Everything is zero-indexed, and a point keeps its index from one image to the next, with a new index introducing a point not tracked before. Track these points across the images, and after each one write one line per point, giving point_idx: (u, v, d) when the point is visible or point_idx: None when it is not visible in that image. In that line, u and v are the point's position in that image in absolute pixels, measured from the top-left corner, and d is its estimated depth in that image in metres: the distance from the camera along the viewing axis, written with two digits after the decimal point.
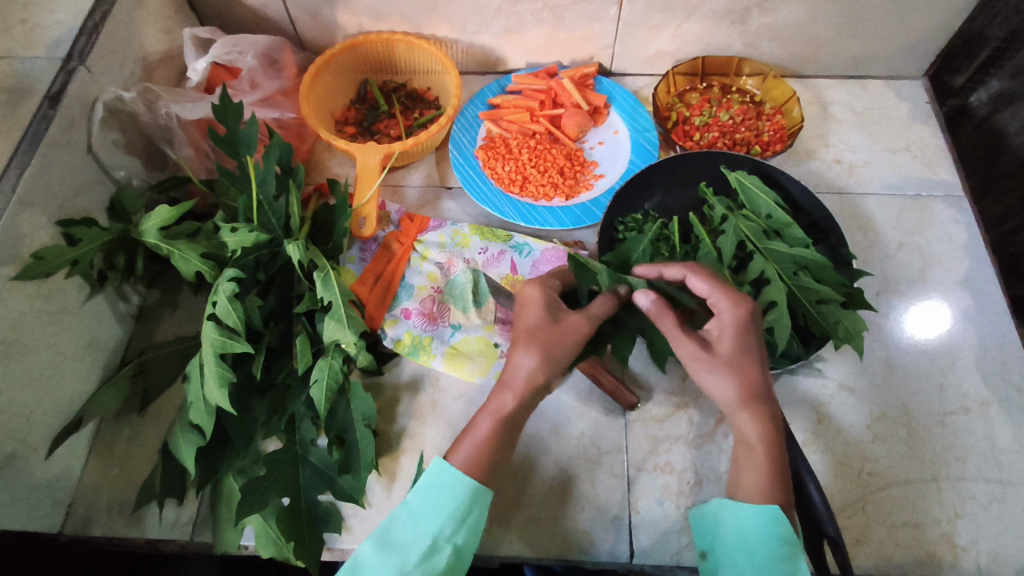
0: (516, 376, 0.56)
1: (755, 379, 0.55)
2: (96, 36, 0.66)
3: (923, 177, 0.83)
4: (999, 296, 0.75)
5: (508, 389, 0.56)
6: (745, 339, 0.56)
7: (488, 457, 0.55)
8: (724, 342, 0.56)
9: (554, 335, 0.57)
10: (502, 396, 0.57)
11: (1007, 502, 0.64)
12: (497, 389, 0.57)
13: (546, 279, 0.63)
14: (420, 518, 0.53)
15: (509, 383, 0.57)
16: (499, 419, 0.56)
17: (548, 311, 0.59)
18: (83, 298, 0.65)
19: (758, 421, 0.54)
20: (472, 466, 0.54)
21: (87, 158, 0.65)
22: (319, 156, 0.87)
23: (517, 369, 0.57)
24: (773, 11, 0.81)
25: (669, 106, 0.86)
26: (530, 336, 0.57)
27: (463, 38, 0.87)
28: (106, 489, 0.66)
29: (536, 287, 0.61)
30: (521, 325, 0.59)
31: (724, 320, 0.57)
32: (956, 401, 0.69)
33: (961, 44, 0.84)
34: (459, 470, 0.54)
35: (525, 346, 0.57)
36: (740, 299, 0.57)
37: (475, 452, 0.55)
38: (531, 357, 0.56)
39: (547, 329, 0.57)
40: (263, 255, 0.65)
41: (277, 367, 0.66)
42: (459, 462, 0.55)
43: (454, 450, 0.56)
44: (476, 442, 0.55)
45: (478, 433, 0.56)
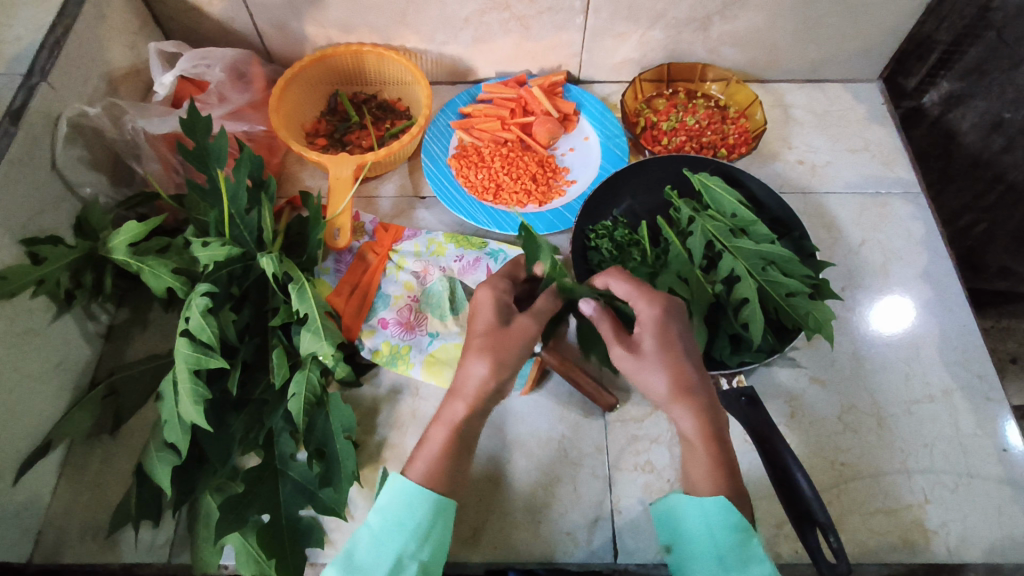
0: (466, 384, 0.55)
1: (688, 373, 0.55)
2: (58, 51, 0.65)
3: (882, 175, 0.86)
4: (958, 286, 0.78)
5: (459, 398, 0.56)
6: (669, 335, 0.56)
7: (444, 470, 0.55)
8: (646, 340, 0.56)
9: (504, 338, 0.56)
10: (455, 405, 0.56)
11: (973, 485, 0.66)
12: (452, 398, 0.56)
13: (497, 282, 0.61)
14: (383, 539, 0.53)
15: (460, 391, 0.56)
16: (453, 430, 0.55)
17: (498, 315, 0.58)
18: (50, 318, 0.63)
19: (694, 418, 0.55)
20: (431, 479, 0.54)
21: (52, 176, 0.64)
22: (290, 168, 0.86)
23: (469, 376, 0.55)
24: (733, 18, 0.83)
25: (637, 112, 0.88)
26: (481, 341, 0.56)
27: (432, 48, 0.88)
28: (77, 513, 0.65)
29: (486, 291, 0.60)
30: (478, 328, 0.57)
31: (642, 318, 0.57)
32: (921, 389, 0.71)
33: (912, 48, 0.87)
34: (421, 484, 0.54)
35: (478, 353, 0.55)
36: (654, 297, 0.57)
37: (428, 465, 0.54)
38: (484, 363, 0.55)
39: (498, 332, 0.56)
40: (236, 269, 0.64)
41: (253, 383, 0.65)
42: (416, 475, 0.54)
43: (410, 464, 0.55)
44: (430, 458, 0.55)
45: (432, 445, 0.55)
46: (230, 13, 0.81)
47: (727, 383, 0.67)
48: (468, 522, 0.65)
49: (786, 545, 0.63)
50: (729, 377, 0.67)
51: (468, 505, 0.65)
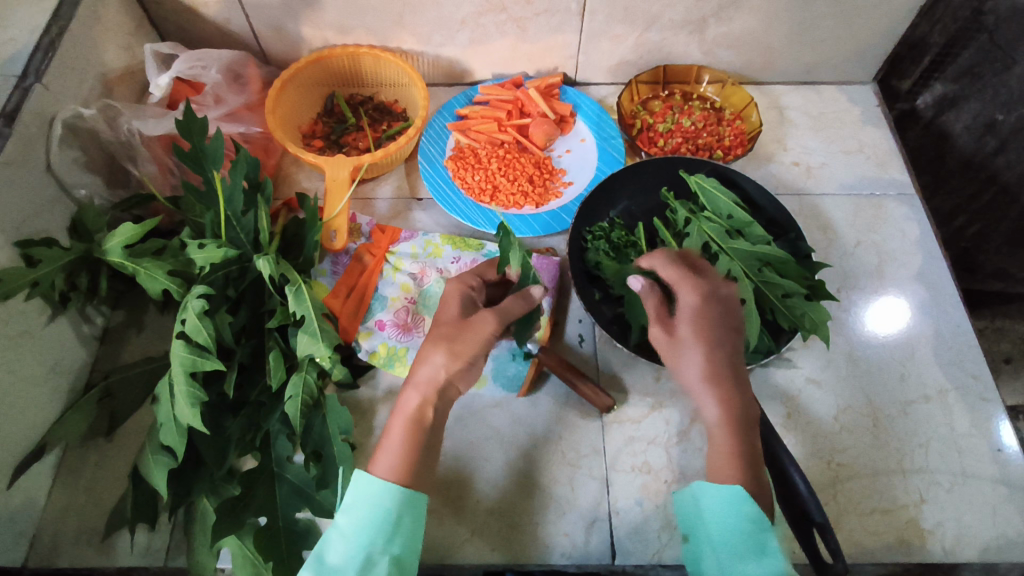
0: (425, 373, 0.56)
1: (721, 361, 0.57)
2: (53, 52, 0.65)
3: (877, 177, 0.87)
4: (952, 287, 0.78)
5: (414, 388, 0.56)
6: (708, 320, 0.58)
7: (411, 461, 0.54)
8: (684, 323, 0.58)
9: (463, 329, 0.58)
10: (413, 397, 0.56)
11: (968, 484, 0.67)
12: (414, 386, 0.56)
13: (466, 278, 0.63)
14: (353, 537, 0.52)
15: (416, 382, 0.56)
16: (410, 420, 0.55)
17: (462, 309, 0.60)
18: (44, 320, 0.63)
19: (721, 407, 0.55)
20: (392, 471, 0.54)
21: (47, 177, 0.63)
22: (286, 170, 0.86)
23: (425, 366, 0.56)
24: (729, 20, 0.84)
25: (633, 114, 0.88)
26: (442, 330, 0.58)
27: (429, 50, 0.88)
28: (73, 516, 0.64)
29: (454, 285, 0.62)
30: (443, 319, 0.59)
31: (683, 304, 0.59)
32: (917, 390, 0.72)
33: (906, 51, 0.88)
34: (385, 478, 0.53)
35: (435, 343, 0.57)
36: (699, 285, 0.60)
37: (393, 459, 0.54)
38: (440, 354, 0.56)
39: (457, 326, 0.58)
40: (232, 270, 0.64)
41: (250, 385, 0.65)
42: (382, 470, 0.54)
43: (375, 459, 0.55)
44: (387, 446, 0.54)
45: (389, 437, 0.55)
46: (226, 15, 0.81)
47: None
48: (466, 524, 0.65)
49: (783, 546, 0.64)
50: None
51: (465, 507, 0.65)
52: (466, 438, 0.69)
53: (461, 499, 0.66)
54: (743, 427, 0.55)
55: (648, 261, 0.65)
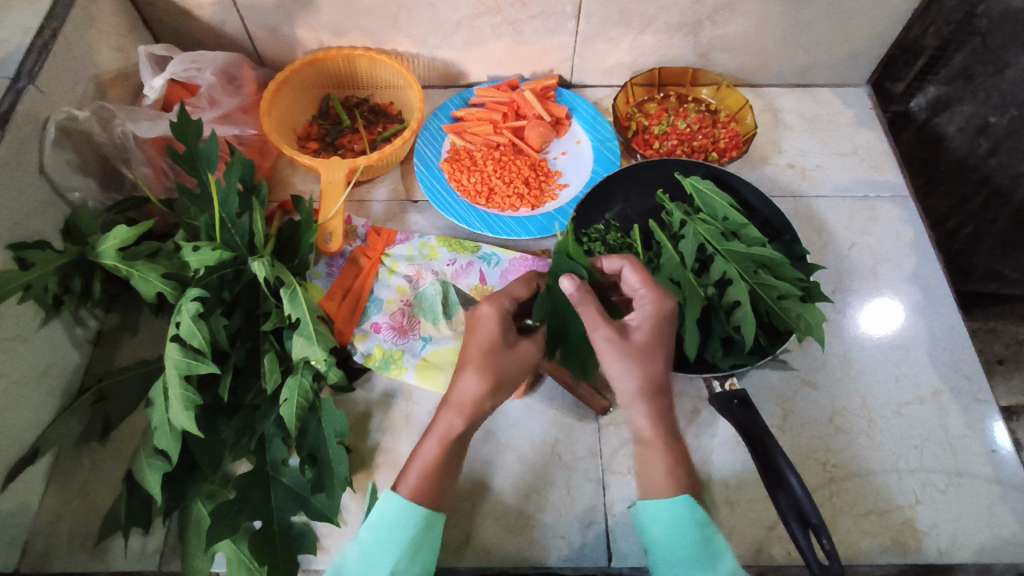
0: (461, 397, 0.57)
1: (659, 373, 0.56)
2: (46, 54, 0.64)
3: (871, 179, 0.87)
4: (946, 288, 0.79)
5: (454, 410, 0.57)
6: (661, 333, 0.56)
7: (435, 483, 0.56)
8: (642, 330, 0.56)
9: (502, 358, 0.57)
10: (450, 418, 0.57)
11: (962, 484, 0.67)
12: (448, 412, 0.57)
13: (502, 296, 0.60)
14: (373, 554, 0.53)
15: (453, 403, 0.57)
16: (445, 442, 0.56)
17: (502, 335, 0.58)
18: (37, 324, 0.62)
19: (652, 421, 0.56)
20: (420, 492, 0.55)
21: (40, 180, 0.63)
22: (282, 172, 0.86)
23: (464, 390, 0.57)
24: (723, 23, 0.84)
25: (628, 116, 0.89)
26: (478, 360, 0.57)
27: (425, 52, 0.88)
28: (66, 521, 0.64)
29: (489, 305, 0.60)
30: (473, 349, 0.58)
31: (644, 309, 0.57)
32: (911, 391, 0.72)
33: (900, 53, 0.88)
34: (408, 497, 0.55)
35: (476, 369, 0.57)
36: (665, 296, 0.57)
37: (421, 480, 0.55)
38: (481, 383, 0.56)
39: (500, 353, 0.57)
40: (227, 273, 0.64)
41: (245, 388, 0.65)
42: (406, 490, 0.55)
43: (402, 478, 0.56)
44: (425, 468, 0.56)
45: (426, 458, 0.56)
46: (221, 17, 0.81)
47: (719, 386, 0.68)
48: (461, 527, 0.64)
49: (779, 547, 0.64)
50: (721, 380, 0.68)
51: (461, 510, 0.65)
52: None
53: (457, 502, 0.66)
54: (673, 438, 0.56)
55: (618, 261, 0.60)
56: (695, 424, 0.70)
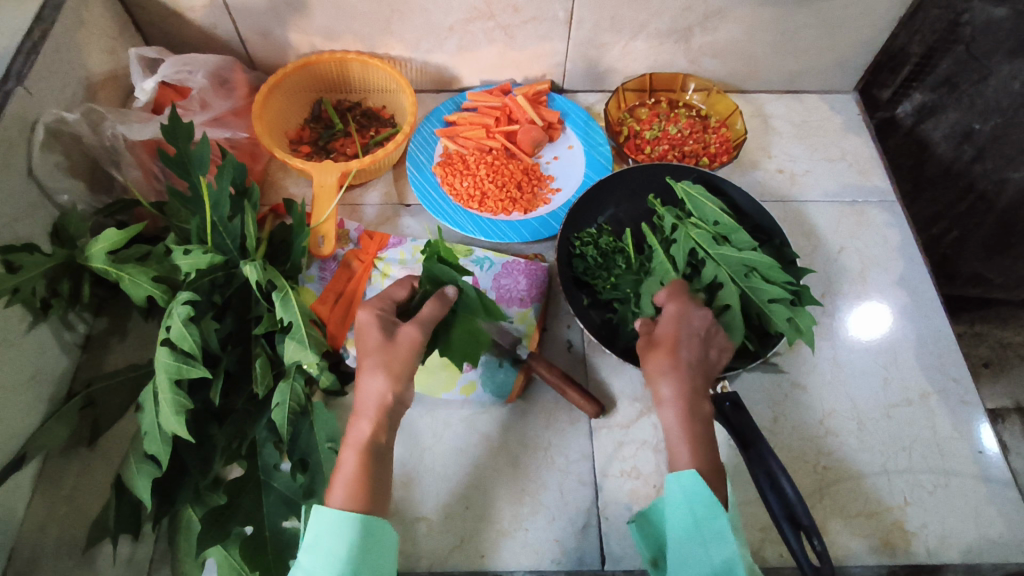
0: (368, 402, 0.54)
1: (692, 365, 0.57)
2: (35, 56, 0.63)
3: (859, 184, 0.88)
4: (932, 292, 0.80)
5: (364, 417, 0.54)
6: (682, 330, 0.59)
7: (366, 485, 0.52)
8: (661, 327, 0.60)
9: (395, 350, 0.55)
10: (362, 425, 0.54)
11: (950, 485, 0.68)
12: (362, 416, 0.54)
13: (376, 300, 0.59)
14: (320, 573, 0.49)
15: (362, 409, 0.54)
16: (362, 448, 0.53)
17: (384, 330, 0.56)
18: (25, 327, 0.62)
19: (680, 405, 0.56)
20: (352, 497, 0.51)
21: (28, 182, 0.62)
22: (273, 175, 0.86)
23: (367, 394, 0.54)
24: (713, 29, 0.85)
25: (620, 121, 0.89)
26: (375, 356, 0.55)
27: (417, 57, 0.88)
28: (53, 528, 0.63)
29: (368, 311, 0.58)
30: (369, 345, 0.55)
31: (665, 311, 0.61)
32: (900, 393, 0.73)
33: (886, 60, 0.89)
34: (341, 508, 0.51)
35: (370, 370, 0.54)
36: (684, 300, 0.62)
37: (348, 487, 0.51)
38: (379, 379, 0.54)
39: (386, 349, 0.55)
40: (218, 277, 0.64)
41: (236, 393, 0.64)
42: (337, 501, 0.51)
43: (330, 492, 0.52)
44: (348, 479, 0.52)
45: (347, 469, 0.52)
46: (212, 20, 0.81)
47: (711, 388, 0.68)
48: (455, 530, 0.64)
49: (771, 549, 0.64)
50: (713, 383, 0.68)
51: (454, 513, 0.65)
52: (453, 445, 0.69)
53: (449, 506, 0.66)
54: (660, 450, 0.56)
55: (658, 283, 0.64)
56: None
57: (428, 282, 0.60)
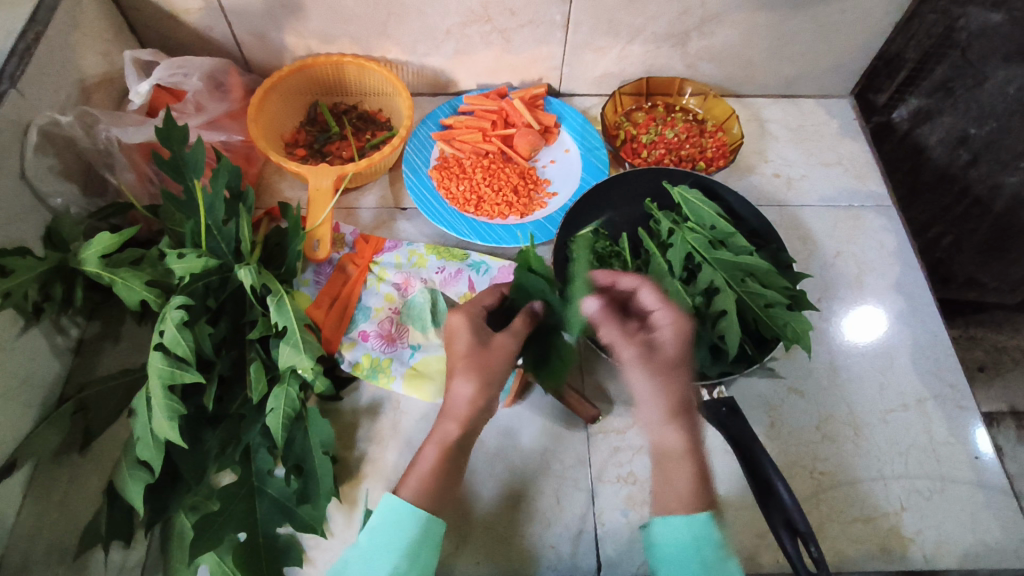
0: (457, 405, 0.58)
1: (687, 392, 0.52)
2: (28, 58, 0.63)
3: (855, 189, 0.88)
4: (928, 298, 0.80)
5: (452, 418, 0.58)
6: (686, 349, 0.54)
7: (436, 485, 0.56)
8: (664, 344, 0.53)
9: (486, 360, 0.58)
10: (448, 425, 0.58)
11: (946, 491, 0.68)
12: (445, 419, 0.58)
13: (471, 305, 0.62)
14: (373, 557, 0.54)
15: (451, 412, 0.58)
16: (443, 448, 0.57)
17: (475, 335, 0.59)
18: (16, 331, 0.61)
19: (686, 436, 0.52)
20: (422, 495, 0.55)
21: (20, 185, 0.62)
22: (269, 179, 0.85)
23: (457, 397, 0.58)
24: (710, 34, 0.85)
25: (617, 125, 0.89)
26: (466, 364, 0.58)
27: (413, 60, 0.88)
28: (44, 534, 0.62)
29: (461, 315, 0.61)
30: (459, 353, 0.59)
31: (670, 324, 0.55)
32: (896, 398, 0.73)
33: (881, 64, 0.92)
34: (410, 502, 0.55)
35: (464, 374, 0.58)
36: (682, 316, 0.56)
37: (421, 483, 0.56)
38: (470, 384, 0.57)
39: (479, 355, 0.58)
40: (213, 281, 0.63)
41: (230, 398, 0.64)
42: (408, 494, 0.55)
43: (403, 484, 0.56)
44: (423, 477, 0.56)
45: (423, 465, 0.57)
46: (208, 22, 0.80)
47: (709, 395, 0.65)
48: (450, 536, 0.64)
49: (767, 555, 0.64)
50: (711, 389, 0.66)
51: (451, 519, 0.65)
52: None
53: None
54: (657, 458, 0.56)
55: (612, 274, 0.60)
56: None
57: (517, 293, 0.61)
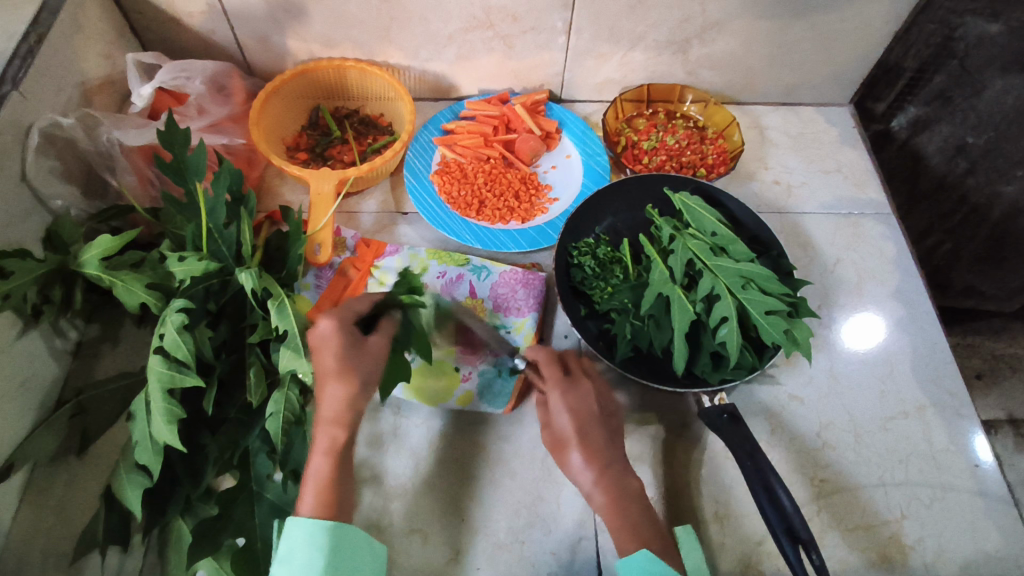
0: (332, 408, 0.58)
1: (598, 446, 0.59)
2: (31, 60, 0.63)
3: (854, 197, 0.88)
4: (928, 305, 0.80)
5: (329, 423, 0.57)
6: (580, 417, 0.61)
7: (331, 495, 0.55)
8: (560, 421, 0.61)
9: (360, 360, 0.59)
10: (332, 432, 0.57)
11: (946, 499, 0.68)
12: (325, 427, 0.57)
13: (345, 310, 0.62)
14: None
15: (323, 416, 0.58)
16: (331, 454, 0.57)
17: (348, 341, 0.59)
18: (15, 334, 0.61)
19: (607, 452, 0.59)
20: (320, 506, 0.54)
21: (20, 187, 0.62)
22: (269, 182, 0.85)
23: (328, 400, 0.58)
24: (711, 42, 0.85)
25: (618, 131, 0.89)
26: (336, 367, 0.58)
27: (415, 65, 0.88)
28: (40, 539, 0.62)
29: (328, 320, 0.60)
30: (327, 369, 0.58)
31: (555, 399, 0.62)
32: (896, 406, 0.73)
33: (881, 73, 0.90)
34: (310, 516, 0.54)
35: (335, 378, 0.58)
36: (559, 380, 0.63)
37: (317, 495, 0.55)
38: (340, 388, 0.58)
39: (351, 355, 0.59)
40: (212, 285, 0.63)
41: (230, 403, 0.63)
42: (307, 510, 0.54)
43: (300, 501, 0.55)
44: (318, 484, 0.55)
45: (318, 473, 0.56)
46: (210, 25, 0.80)
47: (710, 401, 0.67)
48: (449, 544, 0.64)
49: (768, 562, 0.64)
50: (711, 395, 0.67)
51: (451, 525, 0.65)
52: (449, 455, 0.68)
53: (446, 518, 0.65)
54: None
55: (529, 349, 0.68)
56: (683, 438, 0.70)
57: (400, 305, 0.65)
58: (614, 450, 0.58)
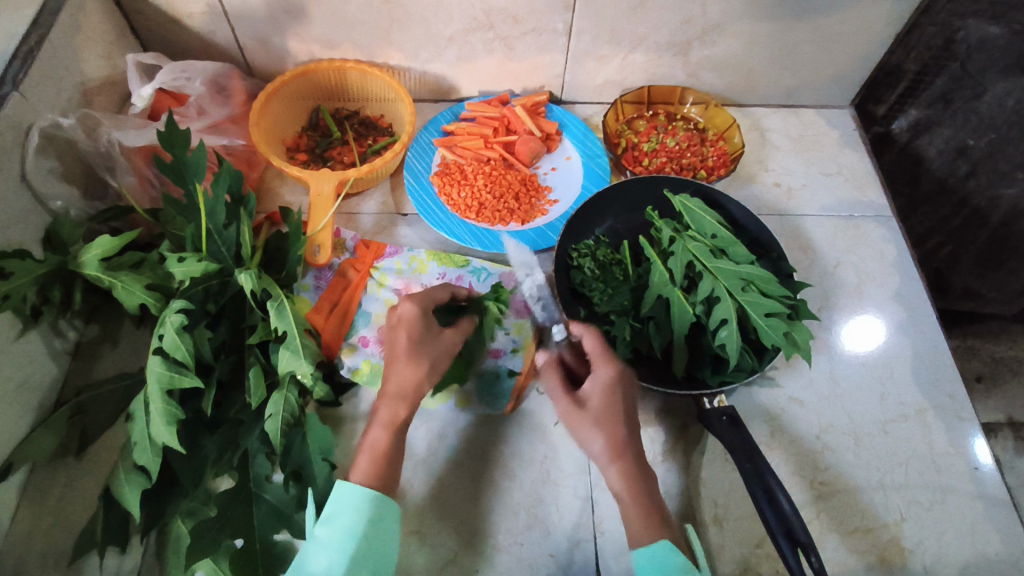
0: (399, 386, 0.58)
1: (623, 433, 0.57)
2: (31, 60, 0.63)
3: (855, 199, 0.88)
4: (928, 308, 0.80)
5: (393, 399, 0.58)
6: (617, 399, 0.58)
7: (384, 470, 0.56)
8: (594, 396, 0.59)
9: (433, 344, 0.61)
10: (393, 408, 0.58)
11: (946, 502, 0.67)
12: (388, 400, 0.58)
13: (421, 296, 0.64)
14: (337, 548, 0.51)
15: (387, 392, 0.59)
16: (390, 428, 0.57)
17: (426, 327, 0.61)
18: (14, 334, 0.61)
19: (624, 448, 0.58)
20: (371, 475, 0.55)
21: (20, 187, 0.62)
22: (269, 183, 0.85)
23: (393, 378, 0.59)
24: (712, 44, 0.85)
25: (618, 133, 0.89)
26: (406, 348, 0.60)
27: (416, 66, 0.88)
28: (38, 539, 0.62)
29: (409, 302, 0.62)
30: (399, 350, 0.60)
31: (598, 377, 0.60)
32: (896, 409, 0.73)
33: (882, 76, 0.91)
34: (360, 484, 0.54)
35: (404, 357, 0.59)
36: (610, 361, 0.60)
37: (370, 466, 0.55)
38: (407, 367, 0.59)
39: (426, 341, 0.60)
40: (212, 285, 0.63)
41: (228, 403, 0.63)
42: (358, 478, 0.55)
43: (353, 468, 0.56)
44: (375, 453, 0.56)
45: (376, 444, 0.57)
46: (211, 27, 0.81)
47: (709, 403, 0.67)
48: (447, 546, 0.63)
49: (766, 565, 0.64)
50: (711, 397, 0.67)
51: (450, 527, 0.64)
52: (448, 457, 0.68)
53: (444, 520, 0.65)
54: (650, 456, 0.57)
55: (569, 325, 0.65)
56: (683, 441, 0.70)
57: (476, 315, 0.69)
58: (620, 450, 0.58)
